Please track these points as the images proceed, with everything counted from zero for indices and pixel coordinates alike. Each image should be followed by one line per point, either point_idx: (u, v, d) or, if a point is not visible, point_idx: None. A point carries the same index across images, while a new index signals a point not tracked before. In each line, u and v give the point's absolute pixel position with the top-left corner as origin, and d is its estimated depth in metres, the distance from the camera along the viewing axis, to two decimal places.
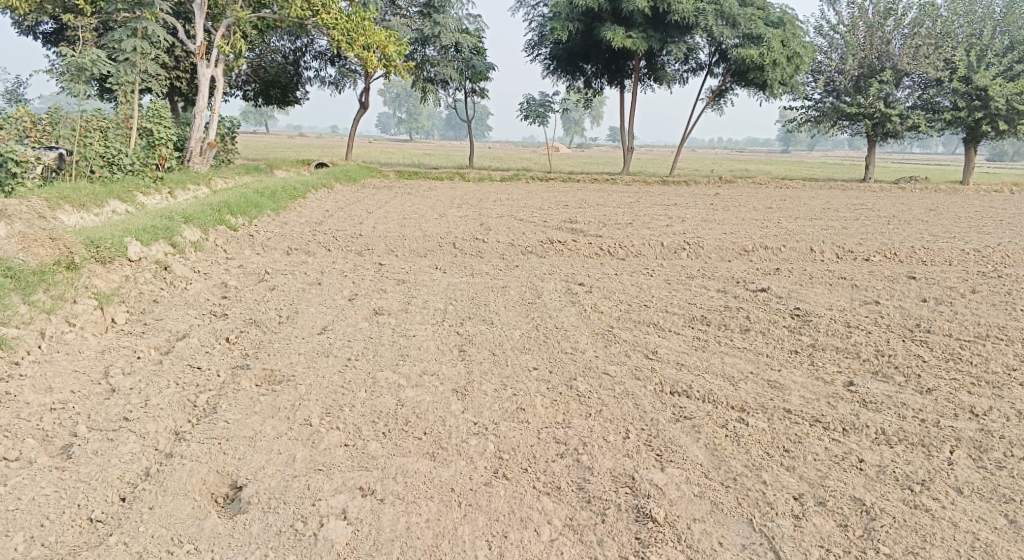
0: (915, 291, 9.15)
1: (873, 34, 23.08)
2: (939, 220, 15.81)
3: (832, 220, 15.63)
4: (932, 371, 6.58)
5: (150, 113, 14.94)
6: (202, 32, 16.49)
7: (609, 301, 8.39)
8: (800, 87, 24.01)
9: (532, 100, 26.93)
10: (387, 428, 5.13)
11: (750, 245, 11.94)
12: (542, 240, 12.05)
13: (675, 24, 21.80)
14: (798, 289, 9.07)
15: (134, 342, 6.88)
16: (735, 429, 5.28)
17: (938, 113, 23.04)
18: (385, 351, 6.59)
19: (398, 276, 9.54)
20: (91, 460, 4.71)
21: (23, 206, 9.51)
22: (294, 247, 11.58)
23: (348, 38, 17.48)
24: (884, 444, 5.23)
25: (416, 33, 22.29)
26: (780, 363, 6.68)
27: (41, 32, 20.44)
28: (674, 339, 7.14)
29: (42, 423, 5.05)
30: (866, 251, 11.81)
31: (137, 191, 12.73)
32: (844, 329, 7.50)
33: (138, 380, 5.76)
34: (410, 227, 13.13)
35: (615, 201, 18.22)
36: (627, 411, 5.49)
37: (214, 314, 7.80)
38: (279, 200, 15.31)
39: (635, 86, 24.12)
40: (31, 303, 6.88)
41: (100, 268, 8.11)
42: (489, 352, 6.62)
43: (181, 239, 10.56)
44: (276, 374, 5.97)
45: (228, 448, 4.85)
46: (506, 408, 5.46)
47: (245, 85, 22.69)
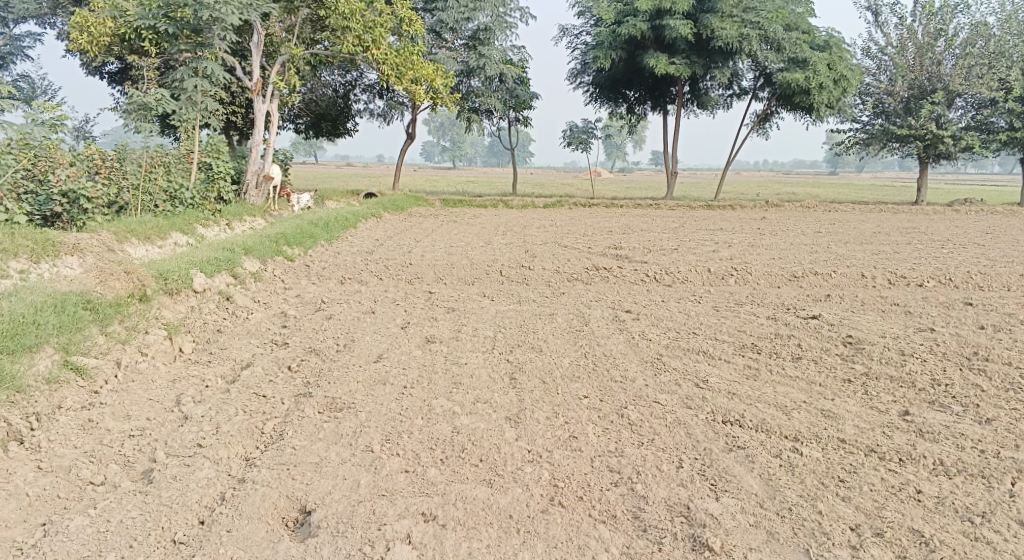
0: (971, 317, 9.04)
1: (923, 56, 22.84)
2: (995, 243, 15.49)
3: (883, 244, 15.46)
4: (991, 401, 6.51)
5: (210, 147, 15.49)
6: (258, 69, 17.04)
7: (658, 329, 8.45)
8: (847, 110, 23.84)
9: (575, 127, 27.20)
10: (445, 455, 5.30)
11: (799, 270, 11.89)
12: (589, 267, 12.17)
13: (719, 50, 21.84)
14: (849, 316, 9.02)
15: (202, 371, 7.19)
16: (788, 459, 5.32)
17: (993, 134, 22.65)
18: (439, 379, 6.77)
19: (449, 304, 9.76)
20: (171, 484, 4.98)
21: (94, 240, 10.01)
22: (347, 277, 11.90)
23: (398, 72, 18.01)
24: (942, 475, 5.22)
25: (461, 65, 22.76)
26: (832, 392, 6.69)
27: (106, 72, 21.40)
28: (724, 367, 7.20)
29: (123, 449, 5.37)
30: (918, 276, 11.68)
31: (197, 223, 13.22)
32: (898, 357, 7.46)
33: (209, 408, 6.03)
34: (458, 256, 13.38)
35: (660, 227, 18.28)
36: (680, 440, 5.57)
37: (275, 342, 8.10)
38: (331, 230, 15.74)
39: (678, 111, 24.23)
40: (108, 334, 7.25)
41: (169, 300, 8.52)
42: (541, 380, 6.75)
43: (242, 270, 10.96)
44: (337, 402, 6.18)
45: (296, 474, 5.07)
46: (558, 436, 5.59)
47: (297, 119, 23.38)
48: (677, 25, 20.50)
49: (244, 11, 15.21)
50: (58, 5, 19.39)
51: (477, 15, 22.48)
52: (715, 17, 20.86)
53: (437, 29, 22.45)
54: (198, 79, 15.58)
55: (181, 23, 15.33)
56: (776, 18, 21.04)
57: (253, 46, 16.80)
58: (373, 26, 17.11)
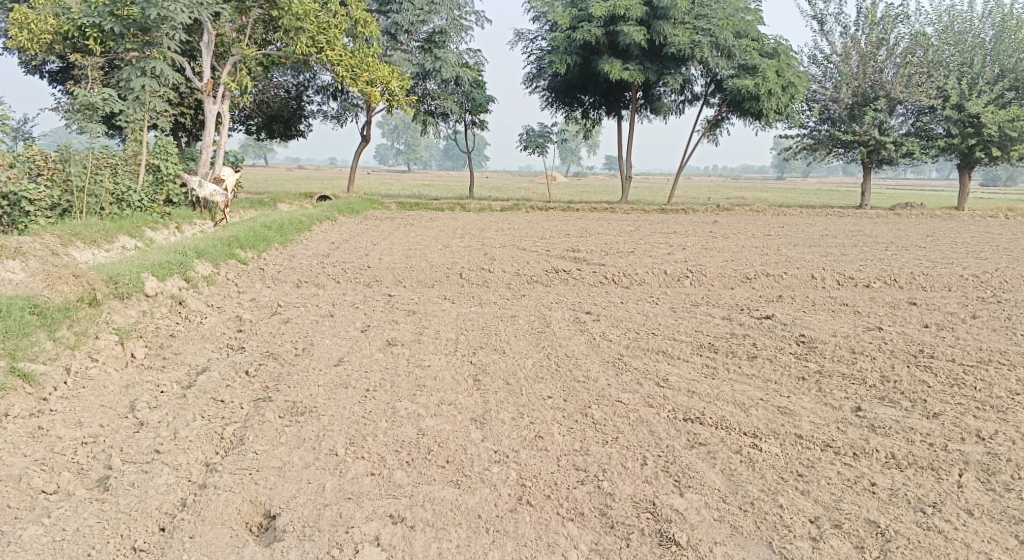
0: (916, 317, 9.34)
1: (866, 64, 23.51)
2: (936, 246, 16.04)
3: (831, 246, 15.86)
4: (938, 396, 6.75)
5: (158, 149, 15.13)
6: (209, 70, 16.69)
7: (617, 329, 8.54)
8: (794, 116, 24.40)
9: (531, 131, 27.31)
10: (410, 456, 5.27)
11: (752, 272, 12.15)
12: (548, 269, 12.25)
13: (671, 57, 22.18)
14: (802, 316, 9.24)
15: (156, 377, 7.02)
16: (749, 455, 5.43)
17: (932, 140, 23.45)
18: (401, 381, 6.73)
19: (409, 307, 9.70)
20: (129, 492, 4.86)
21: (36, 244, 9.70)
22: (304, 280, 11.75)
23: (353, 74, 17.87)
24: (894, 468, 5.38)
25: (416, 67, 22.64)
26: (789, 389, 6.84)
27: (46, 71, 20.77)
28: (684, 367, 7.31)
29: (76, 457, 5.21)
30: (866, 277, 12.03)
31: (146, 226, 12.90)
32: (850, 355, 7.68)
33: (165, 414, 5.90)
34: (416, 258, 13.30)
35: (615, 230, 18.47)
36: (643, 438, 5.63)
37: (231, 347, 7.94)
38: (286, 233, 15.51)
39: (632, 116, 24.50)
40: (56, 339, 7.05)
41: (119, 304, 8.31)
42: (504, 381, 6.76)
43: (195, 273, 10.74)
44: (298, 406, 6.10)
45: (259, 478, 4.99)
46: (523, 436, 5.61)
47: (248, 120, 22.99)
48: (630, 32, 20.74)
49: (193, 10, 14.90)
50: None
51: (432, 17, 22.43)
52: (667, 24, 21.13)
53: (391, 31, 22.32)
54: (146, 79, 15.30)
55: (127, 22, 15.01)
56: (727, 25, 21.40)
57: (203, 46, 16.46)
58: (327, 28, 17.04)
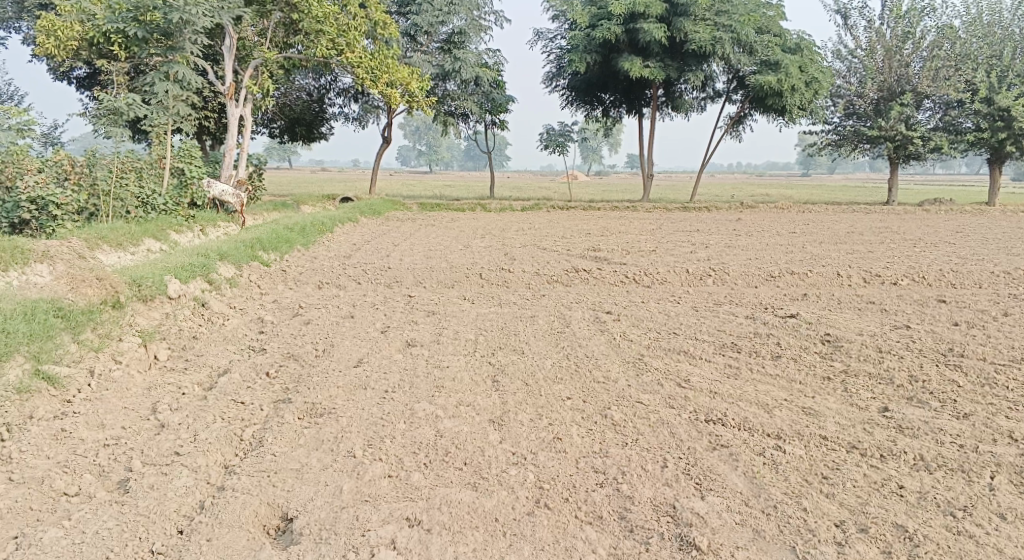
0: (945, 315, 9.15)
1: (892, 58, 23.14)
2: (965, 242, 15.74)
3: (857, 243, 15.63)
4: (968, 396, 6.59)
5: (182, 152, 15.26)
6: (231, 73, 16.81)
7: (638, 329, 8.46)
8: (819, 112, 24.09)
9: (552, 130, 27.23)
10: (428, 459, 5.24)
11: (776, 270, 11.99)
12: (568, 269, 12.18)
13: (692, 53, 21.99)
14: (827, 315, 9.09)
15: (178, 379, 7.05)
16: (772, 456, 5.33)
17: (961, 134, 23.04)
18: (420, 382, 6.70)
19: (429, 307, 9.69)
20: (148, 494, 4.88)
21: (63, 247, 9.81)
22: (325, 281, 11.78)
23: (373, 75, 17.93)
24: (923, 470, 5.25)
25: (437, 68, 22.67)
26: (813, 389, 6.72)
27: (73, 77, 21.06)
28: (706, 367, 7.21)
29: (97, 459, 5.24)
30: (893, 274, 11.82)
31: (171, 229, 13.01)
32: (876, 354, 7.53)
33: (186, 416, 5.92)
34: (436, 259, 13.29)
35: (637, 228, 18.34)
36: (664, 440, 5.55)
37: (252, 349, 7.97)
38: (308, 234, 15.58)
39: (653, 114, 24.33)
40: (80, 342, 7.11)
41: (142, 306, 8.36)
42: (523, 382, 6.70)
43: (217, 275, 10.80)
44: (317, 407, 6.09)
45: (277, 480, 4.99)
46: (543, 438, 5.56)
47: (271, 123, 23.14)
48: (651, 29, 20.60)
49: (215, 14, 15.01)
50: (25, 9, 19.12)
51: (452, 18, 22.43)
52: (688, 20, 20.94)
53: (411, 33, 22.36)
54: (170, 83, 15.42)
55: (150, 27, 15.22)
56: (749, 21, 21.18)
57: (226, 50, 16.58)
58: (347, 30, 17.09)
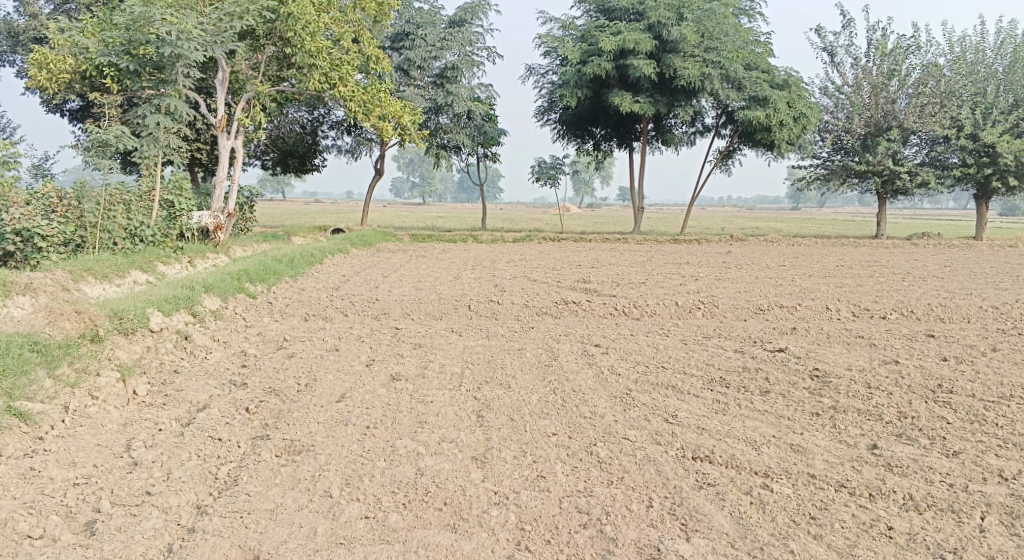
0: (934, 349, 9.11)
1: (878, 95, 23.35)
2: (954, 276, 15.78)
3: (846, 276, 15.66)
4: (957, 433, 6.51)
5: (172, 184, 15.20)
6: (223, 106, 16.83)
7: (626, 363, 8.37)
8: (807, 146, 24.30)
9: (543, 163, 27.36)
10: (407, 498, 5.12)
11: (765, 303, 11.96)
12: (557, 301, 12.12)
13: (682, 89, 22.19)
14: (816, 349, 9.02)
15: (156, 415, 6.91)
16: (759, 496, 5.23)
17: (948, 169, 23.24)
18: (403, 418, 6.58)
19: (415, 340, 9.59)
20: (114, 537, 4.75)
21: (46, 279, 9.69)
22: (312, 313, 11.67)
23: (365, 109, 17.99)
24: (912, 510, 5.15)
25: (429, 102, 22.80)
26: (802, 426, 6.63)
27: (66, 109, 21.08)
28: (693, 402, 7.11)
29: (65, 499, 5.10)
30: (881, 308, 11.81)
31: (158, 261, 12.89)
32: (865, 390, 7.45)
33: (160, 453, 5.79)
34: (425, 291, 13.22)
35: (627, 261, 18.33)
36: (649, 478, 5.44)
37: (233, 383, 7.83)
38: (296, 266, 15.50)
39: (643, 148, 24.49)
40: (56, 377, 6.98)
41: (123, 339, 8.23)
42: (508, 417, 6.59)
43: (202, 308, 10.68)
44: (296, 444, 5.96)
45: (250, 521, 4.86)
46: (526, 476, 5.44)
47: (263, 155, 23.18)
48: (640, 65, 20.81)
49: (208, 48, 15.07)
50: (18, 43, 19.20)
51: (444, 53, 22.60)
52: (677, 57, 21.17)
53: (404, 67, 22.51)
54: (161, 116, 15.42)
55: (143, 61, 15.12)
56: (737, 57, 21.44)
57: (218, 83, 16.60)
58: (340, 64, 17.15)
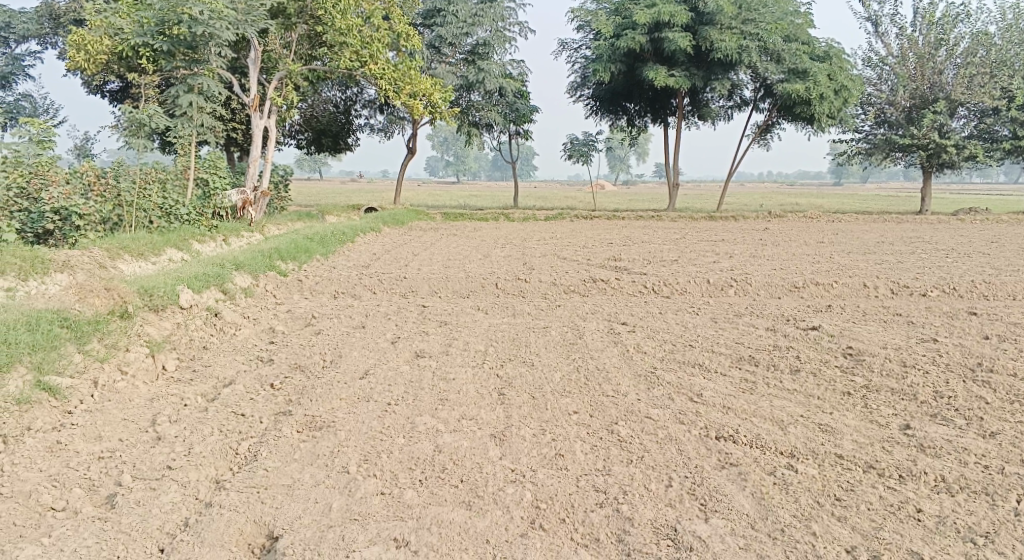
0: (976, 328, 8.81)
1: (925, 66, 22.67)
2: (1000, 252, 15.25)
3: (886, 253, 15.24)
4: (995, 414, 6.29)
5: (207, 163, 15.30)
6: (256, 85, 16.87)
7: (653, 341, 8.24)
8: (849, 120, 23.66)
9: (576, 140, 27.07)
10: (424, 475, 5.10)
11: (800, 281, 11.69)
12: (587, 279, 11.99)
13: (719, 62, 21.67)
14: (850, 327, 8.79)
15: (182, 390, 6.99)
16: (783, 477, 5.09)
17: (997, 142, 22.44)
18: (425, 395, 6.55)
19: (442, 318, 9.56)
20: (133, 510, 4.82)
21: (82, 257, 9.85)
22: (341, 291, 11.71)
23: (396, 87, 17.75)
24: (944, 493, 4.97)
25: (461, 79, 22.63)
26: (832, 405, 6.46)
27: (106, 91, 21.38)
28: (720, 381, 6.97)
29: (88, 473, 5.20)
30: (922, 285, 11.46)
31: (193, 239, 12.98)
32: (900, 369, 7.24)
33: (183, 428, 5.84)
34: (454, 269, 13.18)
35: (660, 238, 18.08)
36: (670, 458, 5.34)
37: (260, 359, 7.89)
38: (328, 244, 15.55)
39: (679, 123, 24.07)
40: (85, 352, 7.09)
41: (153, 316, 8.33)
42: (530, 395, 6.53)
43: (232, 285, 10.76)
44: (317, 420, 5.97)
45: (266, 497, 4.90)
46: (544, 454, 5.38)
47: (298, 135, 23.24)
48: (676, 38, 20.37)
49: (239, 26, 15.10)
50: (59, 24, 19.48)
51: (475, 29, 22.37)
52: (714, 29, 20.66)
53: (435, 43, 22.34)
54: (194, 95, 15.52)
55: (176, 40, 15.20)
56: (776, 29, 20.90)
57: (250, 62, 16.64)
58: (370, 42, 16.94)
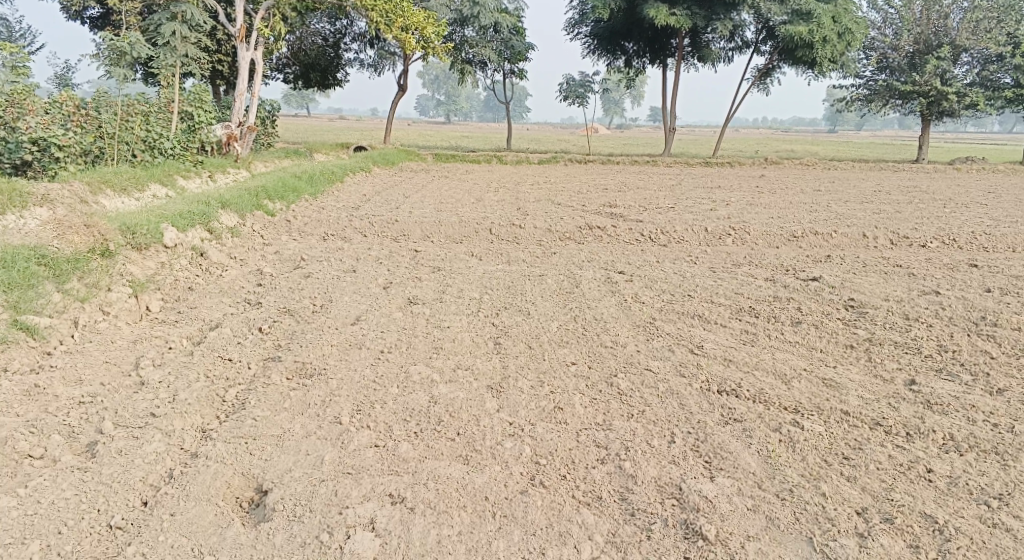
0: (978, 281, 8.64)
1: (930, 8, 22.09)
2: (999, 204, 15.05)
3: (884, 203, 15.00)
4: (1002, 370, 6.16)
5: (191, 96, 14.74)
6: (242, 15, 16.20)
7: (651, 291, 8.04)
8: (850, 65, 23.16)
9: (571, 80, 26.45)
10: (419, 427, 4.94)
11: (799, 230, 11.46)
12: (582, 225, 11.71)
13: (720, 1, 21.09)
14: (851, 279, 8.60)
15: (167, 332, 6.75)
16: (789, 434, 4.95)
17: (998, 90, 22.02)
18: (419, 343, 6.35)
19: (434, 263, 9.30)
20: (114, 460, 4.64)
21: (63, 191, 9.48)
22: (331, 233, 11.39)
23: (388, 19, 17.09)
24: (953, 452, 4.85)
25: (454, 14, 21.90)
26: (834, 359, 6.31)
27: (86, 17, 20.60)
28: (721, 333, 6.79)
29: (68, 419, 5.00)
30: (921, 236, 11.26)
31: (177, 175, 12.56)
32: (903, 322, 7.07)
33: (168, 373, 5.62)
34: (447, 212, 12.85)
35: (656, 184, 17.76)
36: (671, 412, 5.19)
37: (248, 302, 7.64)
38: (317, 183, 15.16)
39: (677, 64, 23.47)
40: (65, 291, 6.82)
41: (136, 255, 8.03)
42: (526, 345, 6.34)
43: (218, 224, 10.43)
44: (308, 367, 5.76)
45: (255, 449, 4.74)
46: (542, 407, 5.23)
47: (285, 68, 22.55)
48: None
49: None
50: None
51: None
52: None
53: None
54: (178, 23, 14.88)
55: None
56: None
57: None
58: None
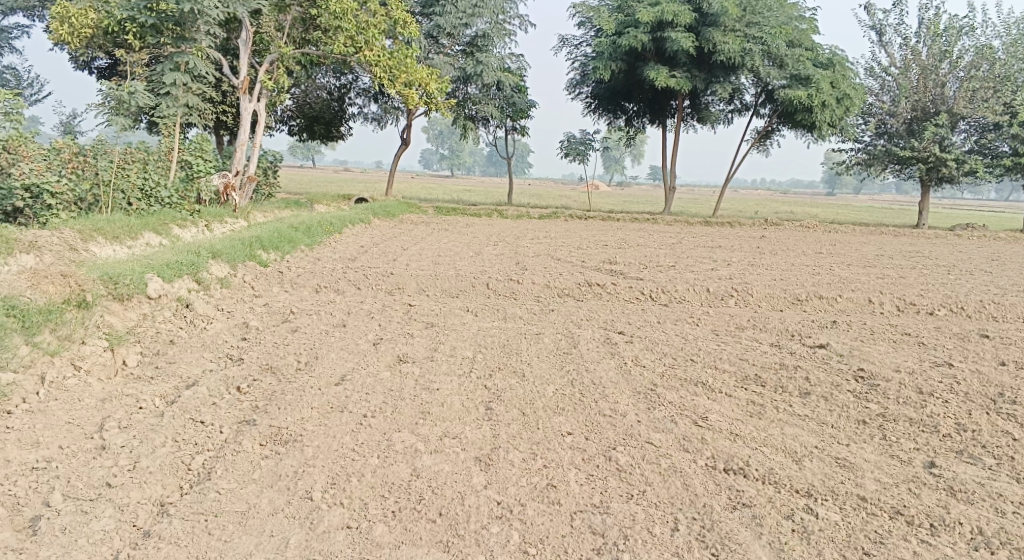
0: (990, 352, 8.29)
1: (927, 77, 22.10)
2: (1003, 272, 14.79)
3: (887, 267, 14.75)
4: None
5: (192, 145, 14.61)
6: (247, 67, 16.14)
7: (652, 354, 7.68)
8: (850, 130, 23.17)
9: (573, 138, 26.50)
10: (398, 506, 4.63)
11: (803, 293, 11.15)
12: (582, 282, 11.40)
13: (720, 65, 21.16)
14: (859, 347, 8.23)
15: (139, 390, 6.36)
16: (802, 522, 4.68)
17: (998, 158, 21.99)
18: (405, 407, 5.93)
19: (427, 318, 8.96)
20: (56, 540, 4.36)
21: (52, 238, 9.19)
22: (324, 285, 11.06)
23: (391, 75, 17.02)
24: (983, 549, 4.57)
25: (458, 71, 21.99)
26: (847, 436, 5.91)
27: (94, 67, 20.66)
28: (726, 403, 6.38)
29: (14, 488, 4.68)
30: (928, 303, 10.94)
31: (173, 223, 12.23)
32: (917, 397, 6.66)
33: (132, 437, 5.24)
34: (443, 266, 12.55)
35: (657, 242, 17.54)
36: (674, 494, 4.85)
37: (229, 357, 7.26)
38: (314, 234, 14.91)
39: (677, 126, 23.52)
40: (34, 344, 6.47)
41: (117, 306, 7.68)
42: (520, 412, 5.92)
43: (207, 274, 10.11)
44: (284, 433, 5.36)
45: (214, 527, 4.45)
46: (534, 484, 4.87)
47: (290, 121, 22.58)
48: (679, 38, 19.77)
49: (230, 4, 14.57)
50: None
51: (475, 21, 21.72)
52: (717, 31, 19.99)
53: (434, 33, 21.61)
54: (181, 73, 14.76)
55: (164, 16, 14.18)
56: (781, 33, 20.38)
57: (241, 43, 15.93)
58: (366, 27, 16.15)
